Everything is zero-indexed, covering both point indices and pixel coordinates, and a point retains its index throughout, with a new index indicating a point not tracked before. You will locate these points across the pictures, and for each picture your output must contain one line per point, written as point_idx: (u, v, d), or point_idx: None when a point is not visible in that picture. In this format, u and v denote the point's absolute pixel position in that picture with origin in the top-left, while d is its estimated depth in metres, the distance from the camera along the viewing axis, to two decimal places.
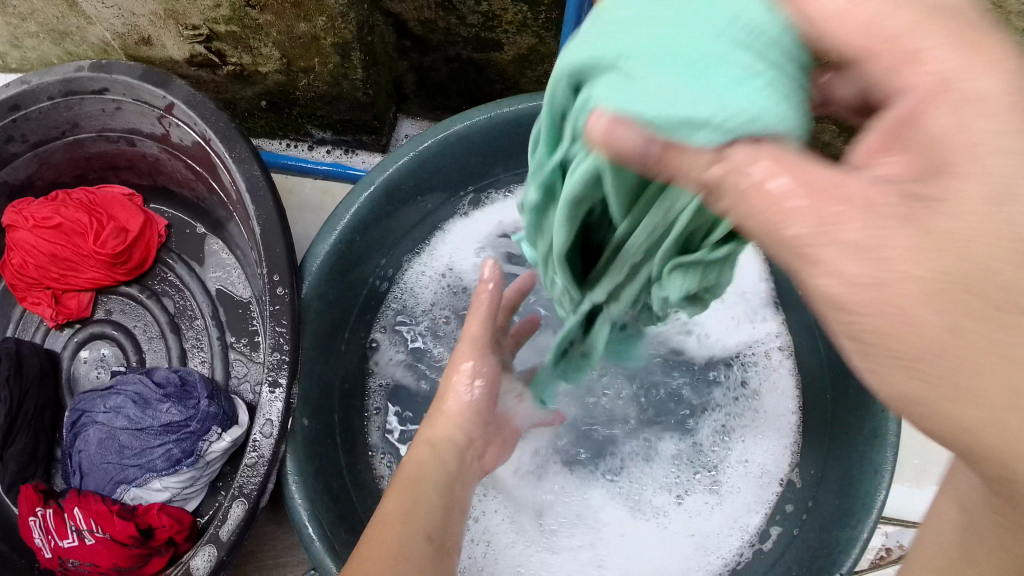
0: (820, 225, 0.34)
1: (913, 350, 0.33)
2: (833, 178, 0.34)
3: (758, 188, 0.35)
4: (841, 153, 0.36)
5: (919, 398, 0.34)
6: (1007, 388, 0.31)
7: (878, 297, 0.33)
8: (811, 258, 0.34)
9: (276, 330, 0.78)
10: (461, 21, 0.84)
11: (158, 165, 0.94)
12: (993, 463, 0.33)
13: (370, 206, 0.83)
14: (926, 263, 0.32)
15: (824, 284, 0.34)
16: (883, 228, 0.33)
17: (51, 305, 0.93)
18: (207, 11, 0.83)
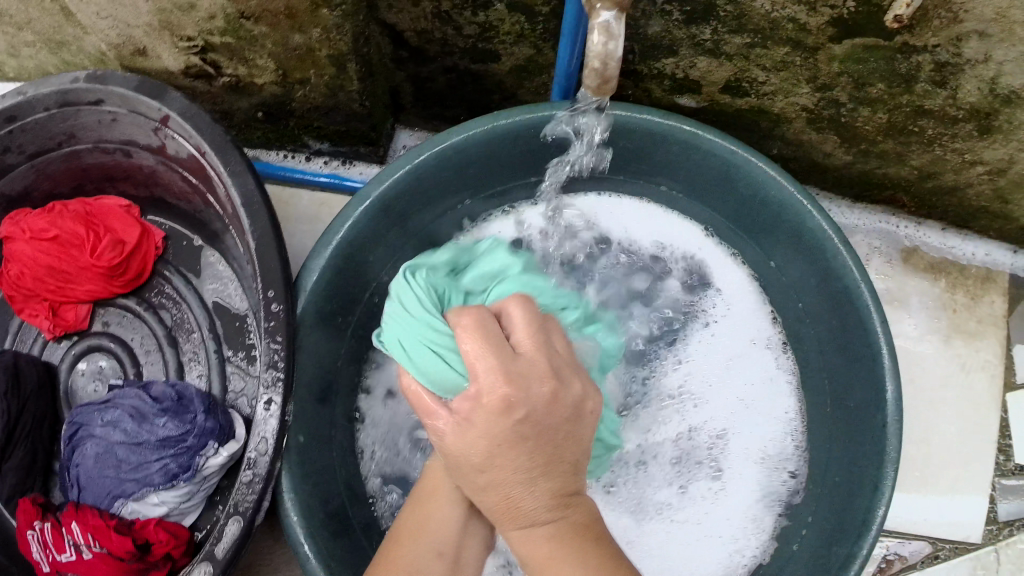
0: (513, 500, 0.55)
1: (558, 549, 0.54)
2: (494, 502, 0.55)
3: (470, 475, 0.55)
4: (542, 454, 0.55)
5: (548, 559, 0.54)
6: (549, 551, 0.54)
7: (549, 547, 0.54)
8: (506, 485, 0.55)
9: (271, 346, 0.78)
10: (458, 32, 0.83)
11: (154, 177, 0.93)
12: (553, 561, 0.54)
13: (366, 220, 0.82)
14: (573, 565, 0.53)
15: (492, 505, 0.55)
16: (547, 517, 0.55)
17: (47, 317, 0.93)
18: (202, 23, 0.83)
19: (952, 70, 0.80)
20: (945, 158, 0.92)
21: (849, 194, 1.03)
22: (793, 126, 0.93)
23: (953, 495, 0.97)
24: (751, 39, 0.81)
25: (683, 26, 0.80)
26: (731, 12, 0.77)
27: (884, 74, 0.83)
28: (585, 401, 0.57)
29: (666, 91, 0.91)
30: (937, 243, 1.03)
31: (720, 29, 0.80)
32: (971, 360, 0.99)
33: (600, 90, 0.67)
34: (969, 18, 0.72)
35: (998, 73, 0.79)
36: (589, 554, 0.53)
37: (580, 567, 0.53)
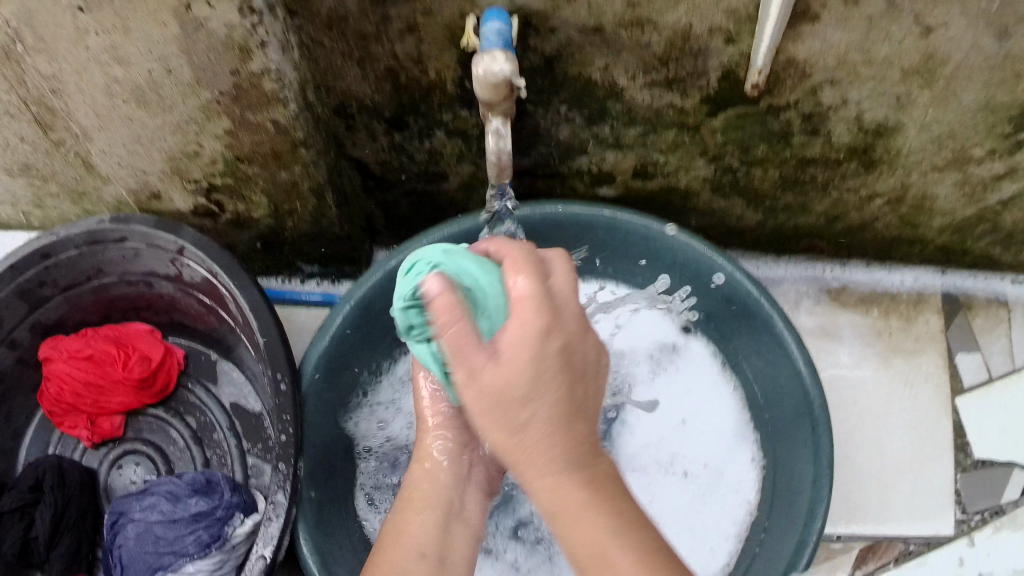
0: (533, 463, 0.59)
1: (564, 524, 0.59)
2: (574, 512, 0.58)
3: (569, 467, 0.59)
4: (597, 487, 0.59)
5: (552, 515, 0.59)
6: (590, 528, 0.58)
7: (564, 515, 0.59)
8: (597, 539, 0.58)
9: (280, 420, 0.91)
10: (411, 159, 1.10)
11: (172, 301, 1.08)
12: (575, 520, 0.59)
13: (352, 316, 0.97)
14: (608, 514, 0.59)
15: (545, 500, 0.59)
16: (592, 495, 0.59)
17: (86, 426, 1.04)
18: (205, 167, 1.02)
19: (818, 119, 0.96)
20: (845, 199, 1.09)
21: (771, 249, 1.20)
22: (701, 198, 1.15)
23: (922, 513, 1.04)
24: (643, 129, 1.02)
25: (586, 127, 1.02)
26: (622, 109, 0.98)
27: (762, 136, 1.00)
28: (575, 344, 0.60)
29: (589, 185, 1.16)
30: (865, 278, 1.17)
31: (615, 124, 1.01)
32: (914, 375, 1.10)
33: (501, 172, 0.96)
34: (815, 71, 0.88)
35: (860, 112, 0.95)
36: (611, 536, 0.58)
37: (624, 555, 0.57)
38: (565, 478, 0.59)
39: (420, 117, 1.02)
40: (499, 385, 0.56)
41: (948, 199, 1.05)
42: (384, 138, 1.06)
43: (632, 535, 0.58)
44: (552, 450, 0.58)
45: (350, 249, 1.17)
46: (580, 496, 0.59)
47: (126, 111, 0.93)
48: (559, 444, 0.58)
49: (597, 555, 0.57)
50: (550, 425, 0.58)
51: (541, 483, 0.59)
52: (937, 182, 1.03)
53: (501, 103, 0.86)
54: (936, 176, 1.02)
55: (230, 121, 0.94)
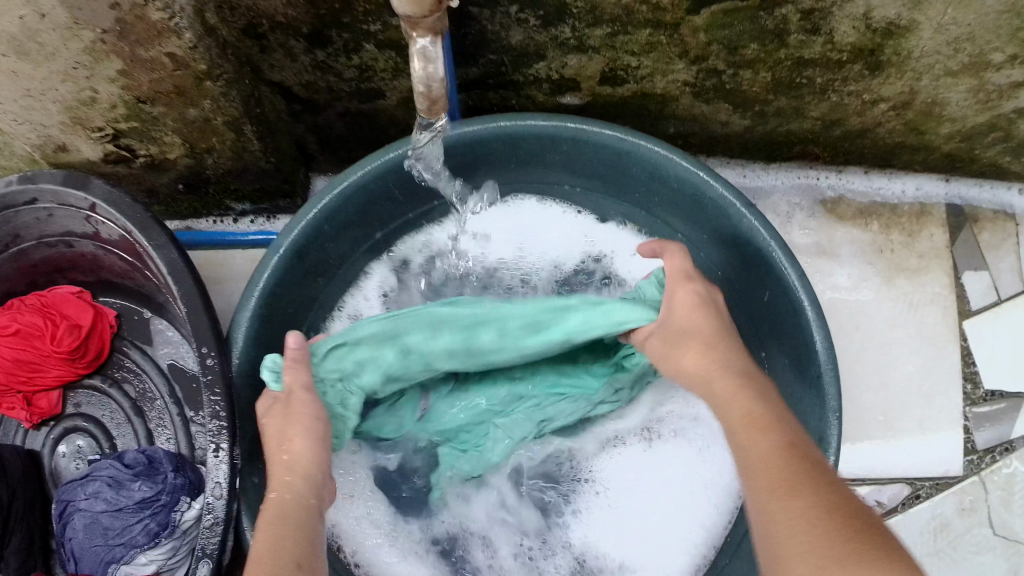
0: (728, 383, 0.61)
1: (744, 444, 0.55)
2: (738, 399, 0.58)
3: (712, 371, 0.63)
4: (761, 393, 0.59)
5: (750, 421, 0.56)
6: (743, 420, 0.56)
7: (750, 423, 0.56)
8: (751, 421, 0.56)
9: (211, 400, 0.81)
10: (339, 78, 0.91)
11: (97, 261, 0.99)
12: (749, 419, 0.56)
13: (284, 267, 0.86)
14: (773, 434, 0.54)
15: (735, 421, 0.57)
16: (742, 382, 0.60)
17: (24, 407, 0.98)
18: (106, 113, 0.87)
19: (819, 15, 0.78)
20: (846, 103, 0.93)
21: (760, 156, 1.05)
22: (681, 103, 0.95)
23: (925, 444, 0.97)
24: (612, 29, 0.81)
25: (542, 30, 0.81)
26: (584, 7, 0.77)
27: (754, 34, 0.82)
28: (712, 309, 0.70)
29: (548, 94, 0.95)
30: (863, 187, 1.05)
31: (578, 25, 0.81)
32: (918, 296, 1.00)
33: (433, 111, 0.76)
34: None
35: (869, 8, 0.77)
36: (751, 426, 0.55)
37: (766, 437, 0.54)
38: (739, 388, 0.60)
39: (344, 30, 0.82)
40: (696, 368, 0.65)
41: (960, 105, 0.91)
42: (305, 58, 0.87)
43: (765, 430, 0.54)
44: (737, 388, 0.60)
45: (282, 182, 1.00)
46: (770, 442, 0.53)
47: (6, 65, 0.78)
48: (722, 378, 0.62)
49: (751, 421, 0.56)
50: (717, 365, 0.63)
51: (723, 405, 0.59)
52: (950, 87, 0.89)
53: (424, 20, 0.65)
54: (948, 81, 0.88)
55: (122, 60, 0.78)
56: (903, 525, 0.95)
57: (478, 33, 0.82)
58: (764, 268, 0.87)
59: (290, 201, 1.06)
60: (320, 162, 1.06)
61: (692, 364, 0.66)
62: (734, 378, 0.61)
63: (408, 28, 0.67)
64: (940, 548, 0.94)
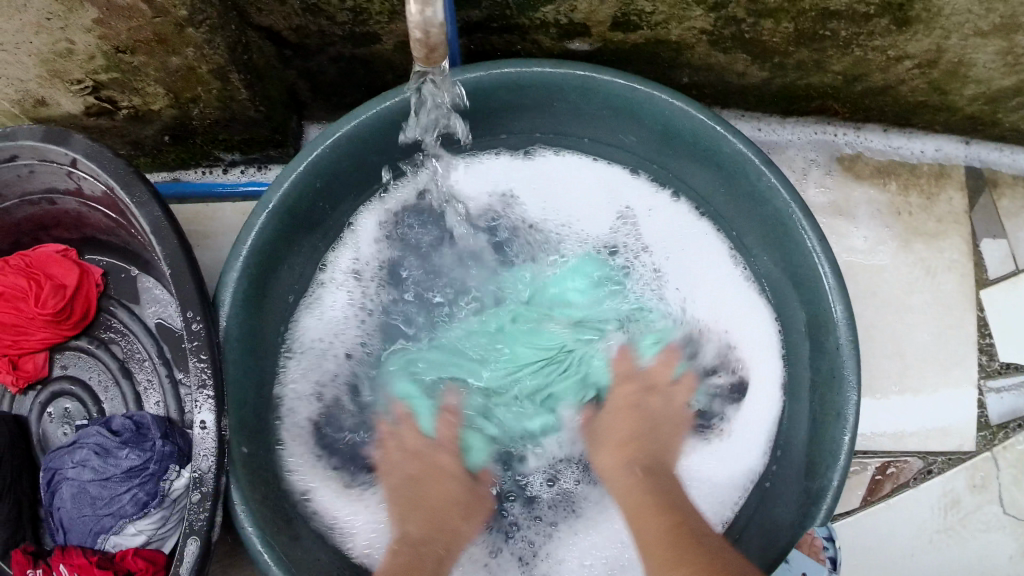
0: (643, 502, 0.77)
1: (652, 538, 0.73)
2: (644, 512, 0.75)
3: (654, 472, 0.82)
4: (665, 507, 0.76)
5: (678, 524, 0.73)
6: (666, 523, 0.73)
7: (651, 516, 0.75)
8: (676, 528, 0.72)
9: (198, 365, 0.77)
10: (332, 21, 0.82)
11: (81, 218, 0.94)
12: (660, 520, 0.74)
13: (274, 223, 0.82)
14: (670, 516, 0.74)
15: (642, 520, 0.75)
16: (647, 512, 0.76)
17: (9, 371, 0.95)
18: (85, 64, 0.83)
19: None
20: (869, 57, 0.88)
21: (777, 109, 0.98)
22: (696, 50, 0.89)
23: (937, 411, 0.94)
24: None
25: None
26: None
27: None
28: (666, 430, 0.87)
29: (555, 39, 0.88)
30: (881, 146, 0.99)
31: None
32: (936, 262, 0.95)
33: (429, 60, 0.66)
34: None
35: None
36: (680, 529, 0.72)
37: (660, 520, 0.73)
38: (666, 514, 0.74)
39: None
40: (615, 470, 0.83)
41: (988, 67, 0.87)
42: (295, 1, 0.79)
43: (663, 514, 0.74)
44: (640, 508, 0.76)
45: (273, 132, 0.94)
46: (664, 523, 0.73)
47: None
48: (648, 494, 0.78)
49: (668, 525, 0.73)
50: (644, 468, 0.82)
51: (647, 530, 0.74)
52: (978, 48, 0.84)
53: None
54: (977, 42, 0.83)
55: (97, 9, 0.74)
56: (912, 500, 0.92)
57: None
58: (781, 229, 0.83)
59: (282, 151, 0.98)
60: (313, 109, 0.98)
61: (613, 458, 0.85)
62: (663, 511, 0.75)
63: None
64: (950, 523, 0.93)
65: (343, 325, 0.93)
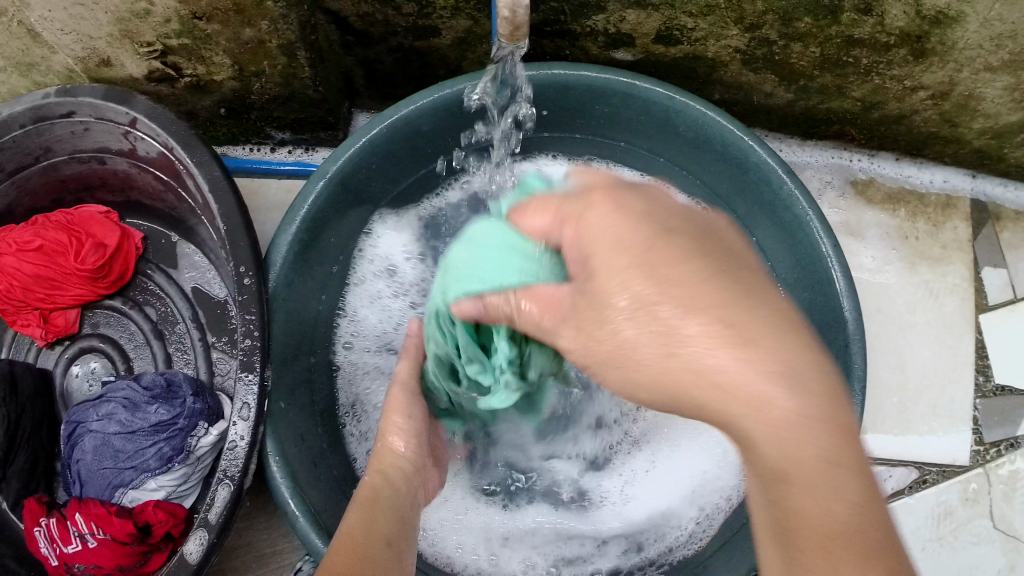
0: (656, 283, 0.44)
1: (713, 330, 0.41)
2: (661, 266, 0.45)
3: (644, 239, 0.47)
4: (693, 250, 0.46)
5: (739, 336, 0.41)
6: (717, 292, 0.43)
7: (668, 276, 0.44)
8: (693, 249, 0.46)
9: (245, 319, 0.80)
10: (398, 11, 0.87)
11: (128, 180, 0.97)
12: (669, 282, 0.44)
13: (327, 194, 0.85)
14: (707, 279, 0.43)
15: (657, 270, 0.45)
16: (646, 265, 0.45)
17: (39, 324, 0.97)
18: (158, 27, 0.86)
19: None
20: (886, 87, 0.94)
21: (798, 131, 1.05)
22: (730, 69, 0.95)
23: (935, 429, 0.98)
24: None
25: None
26: None
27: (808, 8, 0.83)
28: (718, 226, 0.50)
29: (602, 47, 0.94)
30: (893, 173, 1.05)
31: None
32: (939, 285, 1.00)
33: (513, 39, 0.74)
34: None
35: None
36: (746, 294, 0.43)
37: (707, 281, 0.43)
38: (718, 278, 0.44)
39: None
40: (601, 221, 0.50)
41: (995, 101, 0.93)
42: None
43: (727, 269, 0.45)
44: (640, 258, 0.46)
45: (327, 113, 0.98)
46: (761, 314, 0.42)
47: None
48: (658, 244, 0.46)
49: (670, 288, 0.44)
50: (661, 228, 0.48)
51: (657, 292, 0.44)
52: (987, 83, 0.91)
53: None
54: (987, 76, 0.90)
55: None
56: (908, 507, 0.96)
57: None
58: (802, 238, 0.88)
59: (332, 134, 1.02)
60: (365, 97, 1.03)
61: (605, 231, 0.49)
62: (711, 271, 0.44)
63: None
64: (941, 535, 0.96)
65: (376, 309, 0.97)
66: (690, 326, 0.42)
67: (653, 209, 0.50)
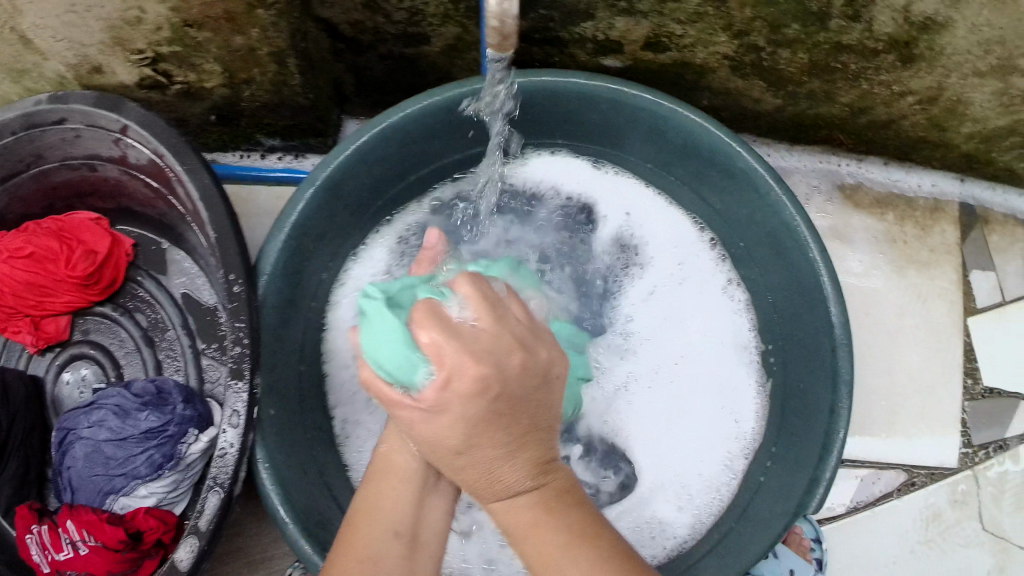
0: (495, 488, 0.54)
1: (499, 507, 0.55)
2: (482, 436, 0.52)
3: (463, 450, 0.53)
4: (494, 419, 0.52)
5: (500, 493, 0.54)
6: (498, 478, 0.54)
7: (482, 476, 0.54)
8: (471, 471, 0.53)
9: (235, 326, 0.81)
10: (388, 19, 0.88)
11: (119, 187, 0.97)
12: (496, 488, 0.54)
13: (316, 202, 0.85)
14: (512, 463, 0.53)
15: (436, 449, 0.54)
16: (548, 515, 0.54)
17: (30, 331, 0.97)
18: (149, 35, 0.87)
19: (864, 4, 0.81)
20: (875, 92, 0.94)
21: (786, 136, 1.04)
22: (718, 75, 0.95)
23: (923, 431, 0.98)
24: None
25: None
26: None
27: (797, 15, 0.84)
28: (552, 370, 0.55)
29: (591, 54, 0.94)
30: (881, 177, 1.04)
31: None
32: (927, 289, 1.00)
33: (501, 48, 0.75)
34: None
35: (909, 2, 0.80)
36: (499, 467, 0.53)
37: (504, 479, 0.54)
38: (513, 465, 0.54)
39: None
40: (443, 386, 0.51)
41: (984, 106, 0.93)
42: None
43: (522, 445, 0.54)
44: (483, 418, 0.52)
45: (317, 120, 0.98)
46: (515, 473, 0.54)
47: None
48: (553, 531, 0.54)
49: (493, 488, 0.54)
50: (496, 413, 0.51)
51: (485, 474, 0.53)
52: (976, 87, 0.91)
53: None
54: (976, 81, 0.90)
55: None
56: (895, 509, 0.96)
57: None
58: (791, 245, 0.87)
59: (321, 140, 1.02)
60: (355, 104, 1.02)
61: (462, 348, 0.51)
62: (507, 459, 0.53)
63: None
64: (930, 537, 0.96)
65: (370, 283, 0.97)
66: (511, 492, 0.54)
67: (489, 398, 0.51)
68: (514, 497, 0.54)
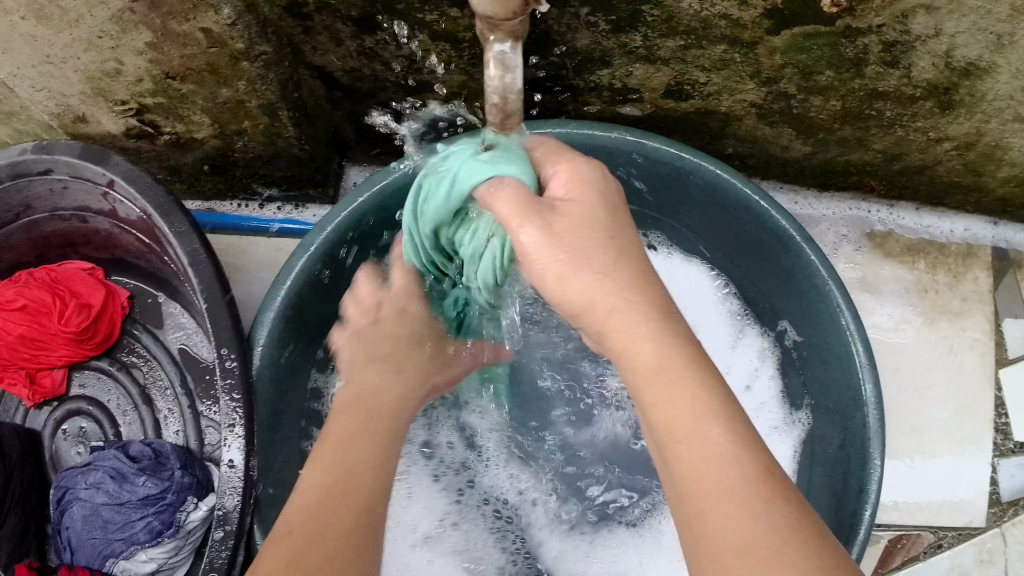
0: (645, 330, 0.49)
1: (693, 460, 0.45)
2: (623, 317, 0.50)
3: (652, 341, 0.49)
4: (611, 247, 0.52)
5: (702, 495, 0.45)
6: (700, 470, 0.45)
7: (671, 387, 0.47)
8: (673, 370, 0.48)
9: (230, 404, 0.77)
10: (386, 67, 0.82)
11: (111, 239, 0.94)
12: (723, 539, 0.43)
13: (314, 267, 0.81)
14: (587, 271, 0.51)
15: (606, 320, 0.50)
16: (686, 362, 0.48)
17: (26, 385, 0.95)
18: (131, 86, 0.82)
19: (902, 49, 0.75)
20: (910, 138, 0.88)
21: (815, 184, 0.99)
22: (744, 123, 0.89)
23: (945, 453, 0.94)
24: (685, 41, 0.76)
25: (611, 36, 0.76)
26: (660, 15, 0.73)
27: (831, 60, 0.78)
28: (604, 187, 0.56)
29: (608, 102, 0.87)
30: (912, 224, 1.00)
31: (650, 34, 0.76)
32: (957, 341, 0.96)
33: (505, 126, 0.67)
34: None
35: (953, 46, 0.74)
36: (734, 464, 0.45)
37: (717, 495, 0.44)
38: (685, 374, 0.48)
39: (395, 17, 0.74)
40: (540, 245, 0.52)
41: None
42: (351, 43, 0.79)
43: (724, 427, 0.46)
44: (672, 384, 0.48)
45: (315, 171, 0.94)
46: (733, 475, 0.45)
47: (25, 28, 0.74)
48: (715, 465, 0.45)
49: (719, 548, 0.43)
50: (545, 213, 0.53)
51: (661, 380, 0.48)
52: (1015, 134, 0.84)
53: (507, 24, 0.57)
54: (1017, 127, 0.83)
55: (151, 32, 0.73)
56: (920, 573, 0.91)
57: (543, 32, 0.76)
58: (822, 306, 0.82)
59: (322, 191, 0.97)
60: (356, 152, 0.98)
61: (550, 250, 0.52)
62: (605, 247, 0.52)
63: (485, 30, 0.59)
64: None
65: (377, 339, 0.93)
66: (709, 429, 0.46)
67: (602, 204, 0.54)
68: (691, 403, 0.47)
